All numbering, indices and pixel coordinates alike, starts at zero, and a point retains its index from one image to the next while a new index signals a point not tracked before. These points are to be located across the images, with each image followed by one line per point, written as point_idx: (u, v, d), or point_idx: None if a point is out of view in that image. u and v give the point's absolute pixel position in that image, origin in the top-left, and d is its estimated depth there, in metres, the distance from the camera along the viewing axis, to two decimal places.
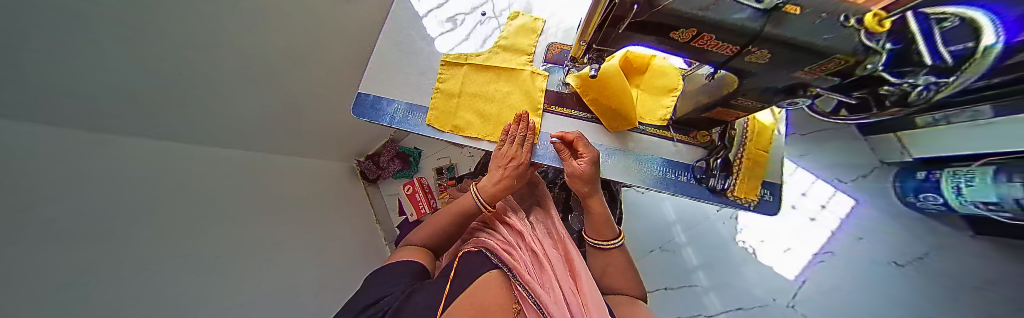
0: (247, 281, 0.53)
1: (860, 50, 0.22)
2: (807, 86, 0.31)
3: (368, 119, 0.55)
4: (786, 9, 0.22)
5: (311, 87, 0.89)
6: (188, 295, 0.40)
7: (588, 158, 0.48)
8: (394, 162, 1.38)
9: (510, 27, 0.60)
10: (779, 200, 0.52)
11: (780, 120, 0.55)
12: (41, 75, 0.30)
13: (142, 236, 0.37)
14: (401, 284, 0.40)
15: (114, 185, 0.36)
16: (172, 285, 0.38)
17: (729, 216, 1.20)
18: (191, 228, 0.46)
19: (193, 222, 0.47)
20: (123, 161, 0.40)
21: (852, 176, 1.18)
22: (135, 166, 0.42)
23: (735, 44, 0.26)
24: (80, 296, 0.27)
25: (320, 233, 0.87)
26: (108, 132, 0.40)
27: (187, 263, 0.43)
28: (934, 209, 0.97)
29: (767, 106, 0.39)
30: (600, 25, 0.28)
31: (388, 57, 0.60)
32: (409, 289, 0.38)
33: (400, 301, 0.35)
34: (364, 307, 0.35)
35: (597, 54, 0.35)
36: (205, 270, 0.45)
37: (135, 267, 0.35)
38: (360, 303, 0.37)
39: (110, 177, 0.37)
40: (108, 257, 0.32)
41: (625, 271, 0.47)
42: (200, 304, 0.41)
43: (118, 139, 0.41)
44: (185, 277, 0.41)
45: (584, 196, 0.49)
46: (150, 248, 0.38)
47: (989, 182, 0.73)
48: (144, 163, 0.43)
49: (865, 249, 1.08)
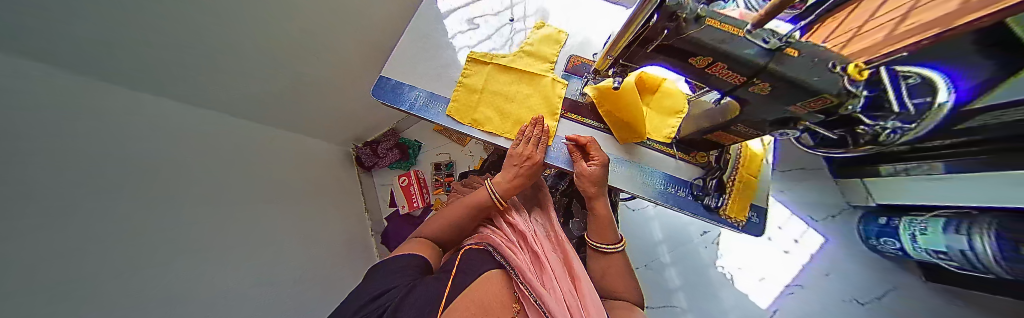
0: (226, 265, 0.51)
1: (846, 93, 0.27)
2: (797, 120, 0.35)
3: (387, 103, 0.58)
4: (787, 51, 0.27)
5: (322, 70, 0.89)
6: (166, 277, 0.39)
7: (597, 164, 0.51)
8: (393, 152, 1.38)
9: (536, 35, 0.64)
10: (764, 222, 0.56)
11: (769, 150, 0.60)
12: (38, 20, 0.28)
13: (124, 211, 0.36)
14: (405, 277, 0.39)
15: (106, 149, 0.36)
16: (134, 260, 0.36)
17: (712, 241, 1.26)
18: (176, 204, 0.45)
19: (179, 198, 0.46)
20: (122, 130, 0.40)
21: (823, 215, 1.27)
22: (132, 134, 0.41)
23: (742, 75, 0.30)
24: (42, 267, 0.25)
25: (307, 219, 0.85)
26: (115, 97, 0.40)
27: (169, 242, 0.41)
28: (892, 253, 1.05)
29: (761, 135, 0.43)
30: (629, 44, 0.31)
31: (415, 46, 0.63)
32: (411, 283, 0.38)
33: (401, 295, 0.34)
34: (367, 301, 0.34)
35: (622, 68, 0.38)
36: (183, 251, 0.44)
37: (113, 246, 0.33)
38: (360, 294, 0.36)
39: (106, 144, 0.36)
40: (94, 228, 0.31)
41: (624, 276, 0.49)
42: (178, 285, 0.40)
43: (122, 108, 0.41)
44: (165, 258, 0.40)
45: (590, 198, 0.51)
46: (131, 225, 0.36)
47: (942, 232, 0.81)
48: (141, 132, 0.42)
49: (830, 285, 1.15)
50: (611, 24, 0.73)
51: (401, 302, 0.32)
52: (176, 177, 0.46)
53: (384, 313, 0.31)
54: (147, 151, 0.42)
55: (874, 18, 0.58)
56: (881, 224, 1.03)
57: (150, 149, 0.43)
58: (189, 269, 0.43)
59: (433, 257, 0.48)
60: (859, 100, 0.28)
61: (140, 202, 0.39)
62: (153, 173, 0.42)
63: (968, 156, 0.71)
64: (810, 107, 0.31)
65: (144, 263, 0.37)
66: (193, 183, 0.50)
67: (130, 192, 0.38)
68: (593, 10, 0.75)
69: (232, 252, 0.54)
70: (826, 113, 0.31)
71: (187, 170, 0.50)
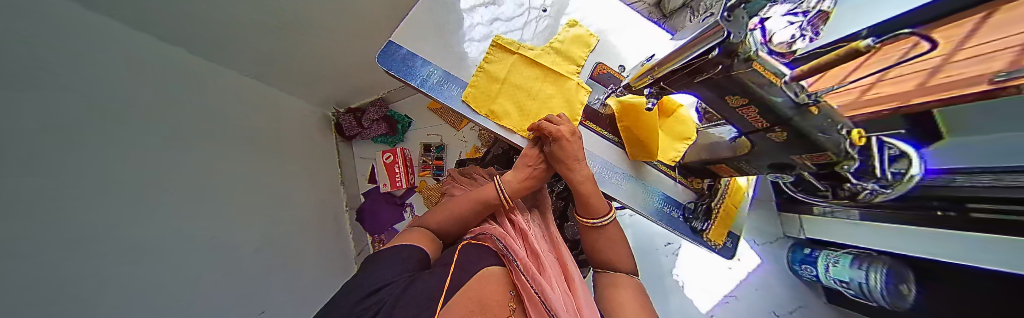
0: (156, 230, 0.44)
1: (844, 154, 0.30)
2: (794, 168, 0.39)
3: (397, 73, 0.55)
4: (812, 107, 0.28)
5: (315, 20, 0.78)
6: (80, 239, 0.32)
7: (560, 140, 0.50)
8: (379, 125, 1.29)
9: (567, 33, 0.63)
10: (737, 247, 0.63)
11: (751, 186, 0.66)
12: None
13: (46, 156, 0.30)
14: (403, 270, 0.37)
15: (27, 74, 0.29)
16: (42, 210, 0.28)
17: (673, 252, 1.41)
18: (98, 155, 0.37)
19: (104, 148, 0.38)
20: (33, 52, 0.31)
21: (765, 241, 1.46)
22: (43, 59, 0.32)
23: (767, 121, 0.32)
24: None
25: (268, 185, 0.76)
26: (24, 9, 0.32)
27: (86, 198, 0.34)
28: (809, 278, 1.23)
29: (757, 173, 0.47)
30: (676, 70, 0.31)
31: (432, 18, 0.59)
32: (409, 277, 0.36)
33: (400, 290, 0.33)
34: (366, 294, 0.32)
35: (659, 90, 0.39)
36: (107, 211, 0.37)
37: (36, 197, 0.27)
38: (355, 288, 0.34)
39: (23, 68, 0.29)
40: (21, 175, 0.26)
41: (619, 248, 0.52)
42: (93, 252, 0.34)
43: (32, 23, 0.32)
44: (83, 217, 0.33)
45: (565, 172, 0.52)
46: (52, 175, 0.30)
47: (846, 267, 0.98)
48: (52, 60, 0.34)
49: (759, 300, 1.34)
50: (645, 33, 0.67)
51: (399, 300, 0.31)
52: (95, 119, 0.38)
53: (381, 309, 0.30)
54: (60, 84, 0.34)
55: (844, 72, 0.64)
56: (805, 253, 1.22)
57: (59, 83, 0.34)
58: (106, 232, 0.36)
59: (433, 249, 0.47)
60: (854, 162, 0.31)
61: (59, 142, 0.32)
62: (65, 111, 0.34)
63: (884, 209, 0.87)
64: (812, 160, 0.34)
65: (62, 216, 0.30)
66: (113, 129, 0.41)
67: (49, 133, 0.31)
68: (630, 16, 0.68)
69: (164, 217, 0.46)
70: (824, 166, 0.34)
71: (109, 112, 0.41)
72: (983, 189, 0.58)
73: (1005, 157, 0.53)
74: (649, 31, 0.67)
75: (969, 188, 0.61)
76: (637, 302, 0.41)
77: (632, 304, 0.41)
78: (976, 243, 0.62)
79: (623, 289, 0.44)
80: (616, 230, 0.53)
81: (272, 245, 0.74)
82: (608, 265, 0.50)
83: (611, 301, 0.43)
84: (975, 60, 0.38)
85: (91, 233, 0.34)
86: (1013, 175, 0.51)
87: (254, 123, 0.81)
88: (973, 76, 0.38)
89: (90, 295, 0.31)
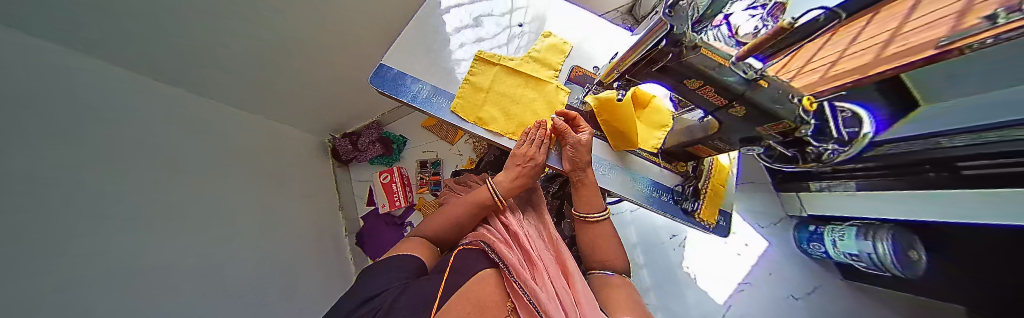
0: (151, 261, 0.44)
1: (801, 120, 0.33)
2: (763, 140, 0.42)
3: (389, 91, 0.58)
4: (760, 81, 0.32)
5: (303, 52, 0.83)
6: (77, 269, 0.33)
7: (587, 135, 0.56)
8: (375, 147, 1.32)
9: (543, 42, 0.68)
10: (729, 225, 0.65)
11: (735, 165, 0.69)
12: None
13: (42, 189, 0.31)
14: (399, 279, 0.38)
15: (20, 114, 0.31)
16: (44, 250, 0.29)
17: (679, 243, 1.40)
18: (94, 190, 0.38)
19: (101, 183, 0.40)
20: (29, 96, 0.33)
21: (769, 222, 1.45)
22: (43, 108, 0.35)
23: (724, 97, 0.35)
24: None
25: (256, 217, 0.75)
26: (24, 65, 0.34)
27: (83, 230, 0.35)
28: (820, 255, 1.21)
29: (732, 149, 0.51)
30: (636, 62, 0.35)
31: (418, 40, 0.64)
32: (404, 284, 0.37)
33: (395, 296, 0.34)
34: (361, 302, 0.33)
35: (625, 82, 0.42)
36: (104, 243, 0.38)
37: (35, 229, 0.29)
38: (351, 297, 0.35)
39: (15, 111, 0.31)
40: (19, 207, 0.27)
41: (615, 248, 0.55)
42: (90, 282, 0.34)
43: (25, 70, 0.34)
44: (79, 248, 0.34)
45: (581, 168, 0.57)
46: (52, 211, 0.32)
47: (855, 239, 0.95)
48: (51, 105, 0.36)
49: (774, 284, 1.31)
50: (618, 37, 0.73)
51: (392, 306, 0.32)
52: (92, 157, 0.40)
53: (375, 316, 0.31)
54: (56, 124, 0.36)
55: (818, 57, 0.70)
56: (810, 231, 1.20)
57: (59, 126, 0.36)
58: (106, 264, 0.37)
59: (428, 256, 0.48)
60: (810, 127, 0.34)
61: (60, 184, 0.34)
62: (61, 150, 0.35)
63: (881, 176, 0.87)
64: (774, 129, 0.38)
65: (64, 255, 0.32)
66: (112, 168, 0.43)
67: (44, 168, 0.32)
68: (600, 23, 0.75)
69: (160, 249, 0.47)
70: (785, 134, 0.38)
71: (108, 153, 0.43)
72: (964, 148, 0.61)
73: (975, 116, 0.55)
74: (619, 34, 0.73)
75: (954, 148, 0.63)
76: (633, 301, 0.43)
77: (626, 301, 0.43)
78: (975, 198, 0.63)
79: (619, 288, 0.47)
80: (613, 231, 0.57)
81: (272, 274, 0.73)
82: (607, 266, 0.53)
83: (609, 296, 0.45)
84: (927, 28, 0.42)
85: (88, 264, 0.34)
86: (995, 133, 0.51)
87: (249, 155, 0.84)
88: (920, 43, 0.41)
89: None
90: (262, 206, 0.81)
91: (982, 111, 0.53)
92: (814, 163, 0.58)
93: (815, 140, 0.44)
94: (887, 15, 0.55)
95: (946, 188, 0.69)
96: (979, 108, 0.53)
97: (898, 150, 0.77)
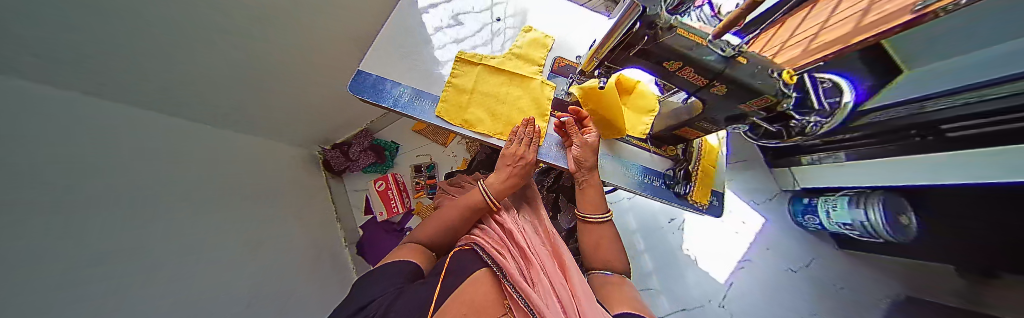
0: (166, 279, 0.46)
1: (782, 94, 0.34)
2: (747, 116, 0.43)
3: (369, 98, 0.57)
4: (737, 58, 0.32)
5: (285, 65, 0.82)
6: (99, 285, 0.34)
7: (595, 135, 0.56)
8: (367, 155, 1.31)
9: (525, 38, 0.65)
10: (722, 204, 0.66)
11: (724, 144, 0.70)
12: None
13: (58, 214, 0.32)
14: (393, 284, 0.38)
15: (31, 144, 0.32)
16: (65, 276, 0.31)
17: (678, 227, 1.41)
18: (110, 214, 0.40)
19: (116, 207, 0.42)
20: (38, 128, 0.35)
21: (764, 198, 1.46)
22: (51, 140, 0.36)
23: (704, 77, 0.35)
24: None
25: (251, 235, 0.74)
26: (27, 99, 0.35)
27: (101, 250, 0.37)
28: (816, 227, 1.24)
29: (718, 129, 0.51)
30: (613, 48, 0.34)
31: (396, 43, 0.63)
32: (399, 289, 0.37)
33: (389, 301, 0.33)
34: (354, 311, 0.32)
35: (606, 70, 0.42)
36: (119, 262, 0.39)
37: (55, 257, 0.30)
38: (346, 306, 0.35)
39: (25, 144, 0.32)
40: (35, 236, 0.28)
41: (613, 247, 0.55)
42: (115, 297, 0.36)
43: (32, 102, 0.36)
44: (99, 267, 0.36)
45: (591, 169, 0.57)
46: (70, 239, 0.33)
47: (847, 208, 0.97)
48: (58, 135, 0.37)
49: (772, 258, 1.34)
50: (596, 27, 0.75)
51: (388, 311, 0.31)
52: (110, 183, 0.42)
53: None
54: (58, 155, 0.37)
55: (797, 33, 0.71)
56: (805, 203, 1.22)
57: (69, 155, 0.38)
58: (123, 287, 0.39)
59: (423, 261, 0.48)
60: (790, 100, 0.35)
61: (76, 212, 0.35)
62: (69, 179, 0.36)
63: (869, 144, 0.90)
64: (757, 106, 0.39)
65: (85, 280, 0.33)
66: (127, 196, 0.45)
67: (61, 194, 0.34)
68: (579, 13, 0.75)
69: (172, 268, 0.48)
70: (767, 110, 0.39)
71: (117, 177, 0.44)
72: (950, 110, 0.60)
73: (963, 77, 0.54)
74: (597, 24, 0.75)
75: (939, 112, 0.63)
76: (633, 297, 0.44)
77: (624, 297, 0.44)
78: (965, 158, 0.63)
79: (617, 285, 0.48)
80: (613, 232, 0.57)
81: (276, 289, 0.74)
82: (607, 264, 0.53)
83: (609, 294, 0.45)
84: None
85: (109, 281, 0.36)
86: (971, 92, 0.52)
87: (245, 173, 0.84)
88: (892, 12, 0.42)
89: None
90: (259, 223, 0.81)
91: (965, 74, 0.54)
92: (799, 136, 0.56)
93: (799, 113, 0.44)
94: None
95: (932, 152, 0.71)
96: (972, 67, 0.52)
97: (884, 117, 0.78)
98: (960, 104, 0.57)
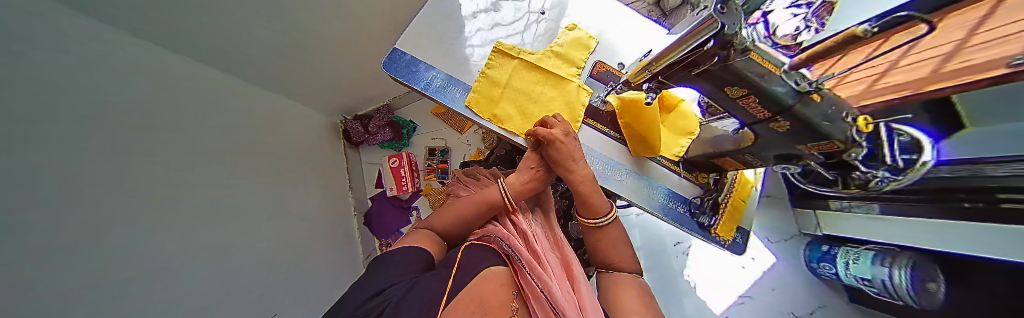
0: (168, 225, 0.46)
1: (851, 141, 0.30)
2: (801, 159, 0.39)
3: (402, 78, 0.56)
4: (812, 95, 0.29)
5: (316, 29, 0.81)
6: (96, 222, 0.35)
7: (555, 142, 0.51)
8: (385, 131, 1.33)
9: (567, 36, 0.64)
10: (745, 242, 0.63)
11: (758, 180, 0.66)
12: None
13: (65, 147, 0.33)
14: (407, 273, 0.38)
15: (52, 71, 0.32)
16: (62, 220, 0.30)
17: (683, 251, 1.37)
18: (124, 154, 0.41)
19: (135, 150, 0.43)
20: (66, 61, 0.35)
21: (781, 238, 1.39)
22: (80, 74, 0.36)
23: (768, 110, 0.32)
24: None
25: (263, 193, 0.76)
26: (65, 32, 0.35)
27: (110, 184, 0.38)
28: (829, 276, 1.17)
29: (762, 165, 0.48)
30: (672, 64, 0.32)
31: (434, 25, 0.62)
32: (414, 278, 0.38)
33: (403, 292, 0.34)
34: (370, 296, 0.33)
35: (657, 84, 0.39)
36: (125, 202, 0.40)
37: (56, 198, 0.30)
38: (362, 287, 0.36)
39: (48, 73, 0.32)
40: (40, 173, 0.28)
41: (624, 250, 0.53)
42: (109, 236, 0.36)
43: (72, 39, 0.36)
44: (103, 208, 0.36)
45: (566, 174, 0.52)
46: (78, 178, 0.33)
47: (869, 264, 0.92)
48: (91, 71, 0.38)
49: (776, 300, 1.28)
50: (644, 30, 0.69)
51: (397, 308, 0.31)
52: (132, 125, 0.43)
53: (385, 310, 0.31)
54: (91, 88, 0.37)
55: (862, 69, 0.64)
56: (823, 251, 1.15)
57: (95, 91, 0.38)
58: (125, 230, 0.39)
59: (435, 248, 0.48)
60: (862, 149, 0.31)
61: (86, 153, 0.35)
62: (91, 115, 0.37)
63: (909, 201, 0.81)
64: (817, 149, 0.35)
65: (86, 223, 0.33)
66: (143, 136, 0.46)
67: (72, 131, 0.33)
68: (627, 14, 0.70)
69: (179, 213, 0.49)
70: (829, 155, 0.35)
71: (142, 119, 0.45)
72: (1003, 179, 0.55)
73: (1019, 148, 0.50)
74: (645, 26, 0.70)
75: (994, 178, 0.57)
76: (638, 302, 0.43)
77: (628, 305, 0.43)
78: (995, 234, 0.59)
79: (622, 290, 0.46)
80: (620, 234, 0.54)
81: (281, 244, 0.77)
82: (609, 265, 0.52)
83: (613, 297, 0.45)
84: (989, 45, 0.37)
85: (115, 220, 0.37)
86: None
87: (266, 131, 0.86)
88: (989, 61, 0.35)
89: (104, 272, 0.34)
90: (273, 181, 0.83)
91: (1016, 143, 0.50)
92: (857, 189, 0.53)
93: (865, 164, 0.41)
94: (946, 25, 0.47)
95: (956, 218, 0.69)
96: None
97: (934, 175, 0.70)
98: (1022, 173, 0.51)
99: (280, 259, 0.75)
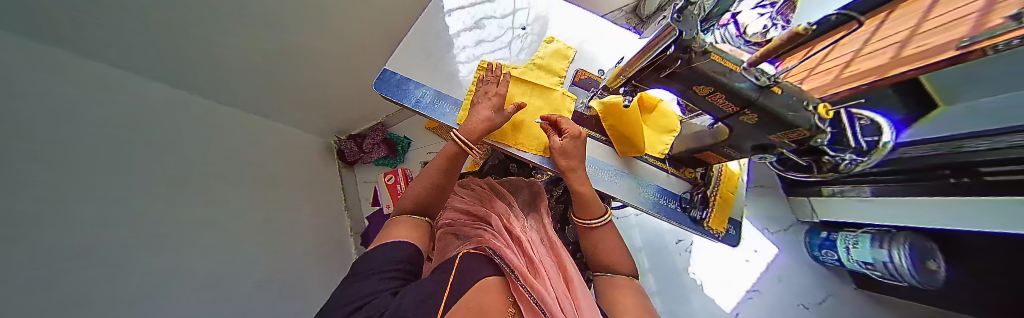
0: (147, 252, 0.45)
1: (817, 128, 0.32)
2: (774, 147, 0.41)
3: (391, 96, 0.58)
4: (773, 88, 0.31)
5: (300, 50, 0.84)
6: (75, 251, 0.34)
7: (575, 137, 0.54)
8: (379, 148, 1.34)
9: (547, 48, 0.66)
10: (739, 233, 0.64)
11: (744, 171, 0.69)
12: None
13: (45, 176, 0.33)
14: (392, 281, 0.34)
15: (21, 100, 0.32)
16: (38, 247, 0.30)
17: (686, 249, 1.36)
18: (97, 181, 0.41)
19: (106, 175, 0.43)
20: (35, 89, 0.35)
21: (779, 228, 1.40)
22: (42, 100, 0.36)
23: (736, 104, 0.35)
24: None
25: (251, 218, 0.75)
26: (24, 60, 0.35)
27: (86, 213, 0.37)
28: (833, 263, 1.17)
29: (741, 157, 0.50)
30: (644, 67, 0.34)
31: (422, 45, 0.64)
32: (400, 287, 0.33)
33: (391, 305, 0.29)
34: (349, 312, 0.28)
35: (632, 88, 0.42)
36: (104, 230, 0.39)
37: (33, 224, 0.30)
38: (339, 301, 0.31)
39: (19, 102, 0.32)
40: (16, 198, 0.28)
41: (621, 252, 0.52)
42: (87, 266, 0.36)
43: (34, 62, 0.37)
44: (80, 237, 0.36)
45: (567, 170, 0.54)
46: (53, 206, 0.33)
47: (869, 247, 0.93)
48: (50, 97, 0.37)
49: (784, 291, 1.27)
50: (620, 38, 0.74)
51: (396, 304, 0.30)
52: (94, 149, 0.42)
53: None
54: (55, 115, 0.37)
55: (826, 62, 0.68)
56: (822, 237, 1.16)
57: (60, 117, 0.38)
58: (101, 260, 0.38)
59: (421, 243, 0.45)
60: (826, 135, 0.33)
61: (61, 181, 0.35)
62: (57, 143, 0.36)
63: (892, 181, 0.85)
64: (788, 137, 0.37)
65: (63, 253, 0.33)
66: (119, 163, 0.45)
67: (44, 159, 0.33)
68: (603, 24, 0.75)
69: (161, 240, 0.49)
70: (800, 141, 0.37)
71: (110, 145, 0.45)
72: (987, 152, 0.56)
73: (991, 122, 0.52)
74: (621, 35, 0.74)
75: (977, 152, 0.58)
76: (639, 305, 0.42)
77: (632, 306, 0.42)
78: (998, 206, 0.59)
79: (623, 290, 0.45)
80: (615, 237, 0.54)
81: (272, 269, 0.75)
82: (607, 268, 0.50)
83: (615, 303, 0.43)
84: (938, 31, 0.40)
85: (89, 243, 0.37)
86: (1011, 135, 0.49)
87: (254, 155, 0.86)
88: (940, 44, 0.38)
89: (76, 293, 0.33)
90: (264, 205, 0.82)
91: (985, 118, 0.53)
92: (830, 172, 0.55)
93: (833, 148, 0.43)
94: (906, 12, 0.50)
95: (946, 195, 0.71)
96: (1001, 112, 0.50)
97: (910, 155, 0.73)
98: (999, 147, 0.53)
99: (271, 284, 0.72)
